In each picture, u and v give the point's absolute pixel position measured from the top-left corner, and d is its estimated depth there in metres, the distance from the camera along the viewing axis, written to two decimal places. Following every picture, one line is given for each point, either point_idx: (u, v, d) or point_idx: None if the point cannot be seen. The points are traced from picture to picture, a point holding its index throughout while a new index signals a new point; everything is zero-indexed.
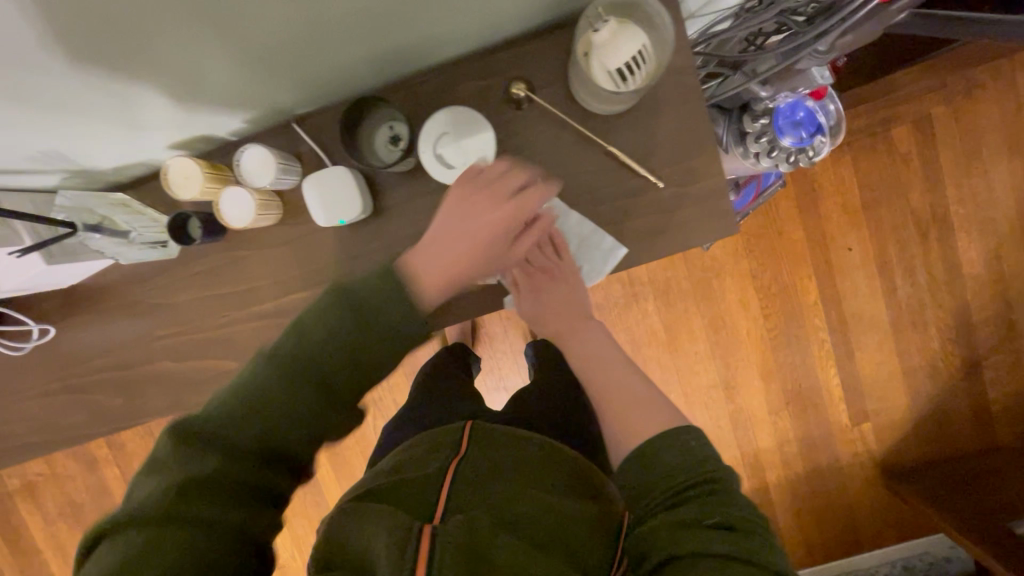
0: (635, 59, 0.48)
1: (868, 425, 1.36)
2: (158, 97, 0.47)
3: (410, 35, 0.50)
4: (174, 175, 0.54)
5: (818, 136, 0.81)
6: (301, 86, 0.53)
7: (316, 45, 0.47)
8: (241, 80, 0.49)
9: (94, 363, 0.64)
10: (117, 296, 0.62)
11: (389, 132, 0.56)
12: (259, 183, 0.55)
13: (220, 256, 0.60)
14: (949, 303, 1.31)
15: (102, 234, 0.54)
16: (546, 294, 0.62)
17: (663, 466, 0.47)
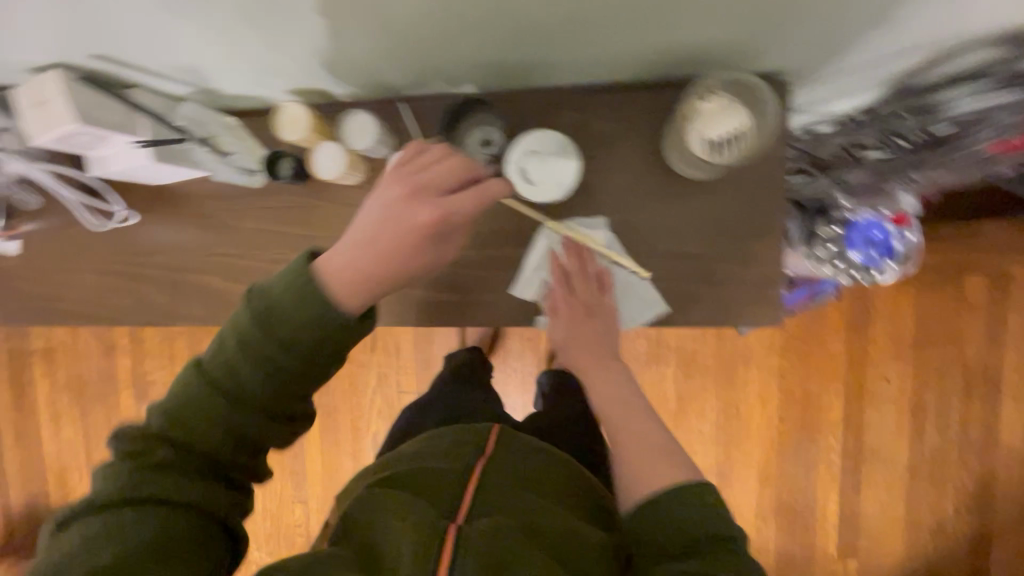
0: (733, 135, 0.50)
1: (854, 563, 1.31)
2: (296, 49, 0.50)
3: (535, 55, 0.53)
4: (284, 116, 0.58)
5: (886, 260, 0.81)
6: (421, 71, 0.56)
7: (448, 43, 0.51)
8: (372, 52, 0.52)
9: (154, 259, 0.69)
10: (194, 207, 0.67)
11: (483, 136, 0.59)
12: (353, 145, 0.58)
13: (297, 199, 0.64)
14: (975, 467, 1.25)
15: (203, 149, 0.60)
16: (579, 329, 0.59)
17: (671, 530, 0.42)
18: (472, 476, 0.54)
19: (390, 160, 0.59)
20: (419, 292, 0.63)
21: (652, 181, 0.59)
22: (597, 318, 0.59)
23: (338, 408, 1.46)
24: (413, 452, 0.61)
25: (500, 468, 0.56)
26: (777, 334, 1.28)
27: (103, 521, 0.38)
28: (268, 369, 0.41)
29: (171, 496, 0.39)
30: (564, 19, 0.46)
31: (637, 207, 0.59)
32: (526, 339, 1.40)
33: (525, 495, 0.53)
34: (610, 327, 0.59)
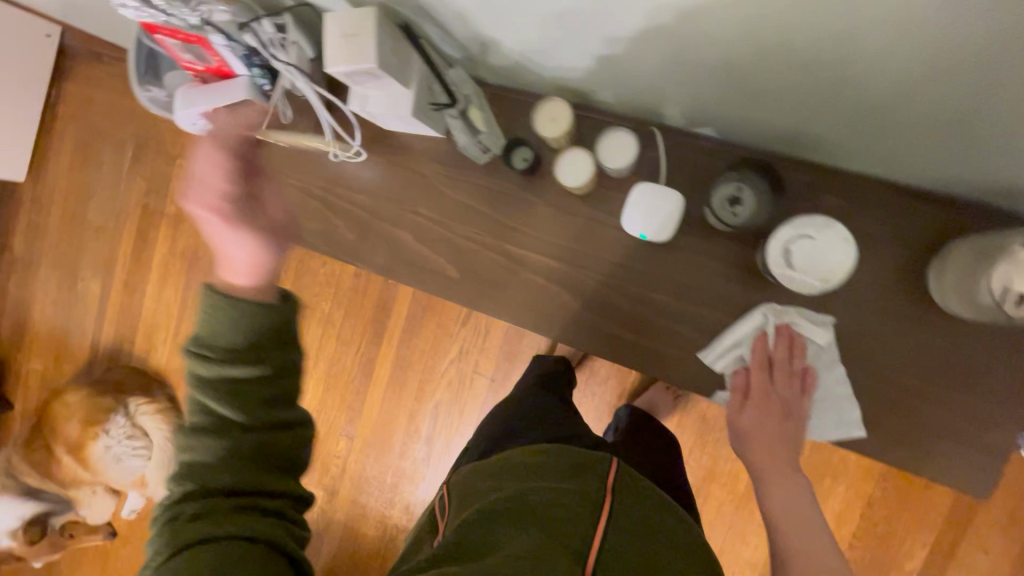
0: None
1: None
2: (618, 43, 0.49)
3: (849, 127, 0.49)
4: (544, 111, 0.57)
5: None
6: (711, 104, 0.54)
7: (765, 87, 0.48)
8: (685, 72, 0.50)
9: (357, 197, 0.70)
10: (412, 162, 0.67)
11: (733, 192, 0.54)
12: (604, 162, 0.57)
13: (516, 189, 0.63)
14: None
15: (458, 119, 0.60)
16: (765, 420, 0.55)
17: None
18: (603, 513, 0.49)
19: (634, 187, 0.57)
20: (604, 321, 0.61)
21: (903, 299, 0.53)
22: (787, 419, 0.55)
23: None
24: (539, 465, 0.57)
25: (626, 511, 0.51)
26: None
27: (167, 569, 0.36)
28: (238, 374, 0.40)
29: (214, 525, 0.38)
30: (931, 103, 0.42)
31: (873, 320, 0.54)
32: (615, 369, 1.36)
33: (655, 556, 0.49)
34: (795, 429, 0.55)
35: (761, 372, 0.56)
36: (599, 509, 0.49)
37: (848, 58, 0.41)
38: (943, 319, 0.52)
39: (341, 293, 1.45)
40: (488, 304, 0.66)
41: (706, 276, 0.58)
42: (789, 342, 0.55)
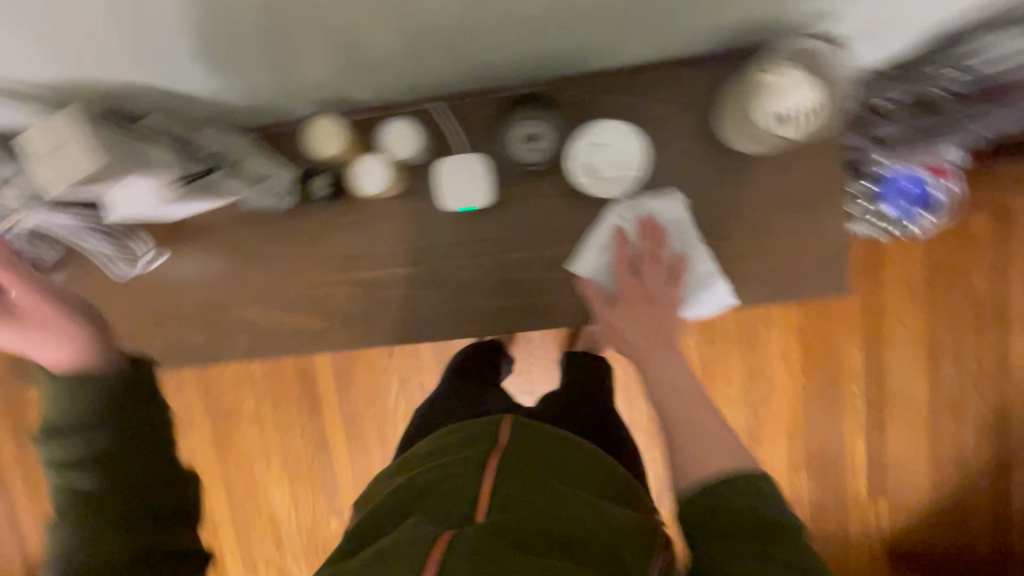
0: (796, 108, 0.49)
1: (883, 500, 1.40)
2: (348, 35, 0.47)
3: (597, 33, 0.50)
4: (316, 130, 0.54)
5: (921, 211, 0.81)
6: (471, 64, 0.53)
7: (495, 27, 0.48)
8: (429, 39, 0.49)
9: (185, 297, 0.65)
10: (222, 236, 0.63)
11: (525, 131, 0.55)
12: (394, 156, 0.56)
13: (335, 221, 0.61)
14: (994, 399, 1.33)
15: (234, 175, 0.56)
16: (641, 315, 0.57)
17: (721, 522, 0.44)
18: (489, 470, 0.53)
19: (433, 166, 0.56)
20: (477, 300, 0.61)
21: (709, 161, 0.57)
22: (658, 306, 0.57)
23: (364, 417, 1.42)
24: (462, 437, 0.60)
25: (523, 462, 0.54)
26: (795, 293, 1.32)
27: None
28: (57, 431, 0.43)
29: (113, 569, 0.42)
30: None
31: (700, 186, 0.57)
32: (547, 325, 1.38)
33: (549, 487, 0.52)
34: (671, 314, 0.58)
35: (627, 269, 0.57)
36: (483, 468, 0.53)
37: None
38: (754, 161, 0.56)
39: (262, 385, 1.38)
40: (365, 335, 0.64)
41: (544, 216, 0.59)
42: (647, 232, 0.57)
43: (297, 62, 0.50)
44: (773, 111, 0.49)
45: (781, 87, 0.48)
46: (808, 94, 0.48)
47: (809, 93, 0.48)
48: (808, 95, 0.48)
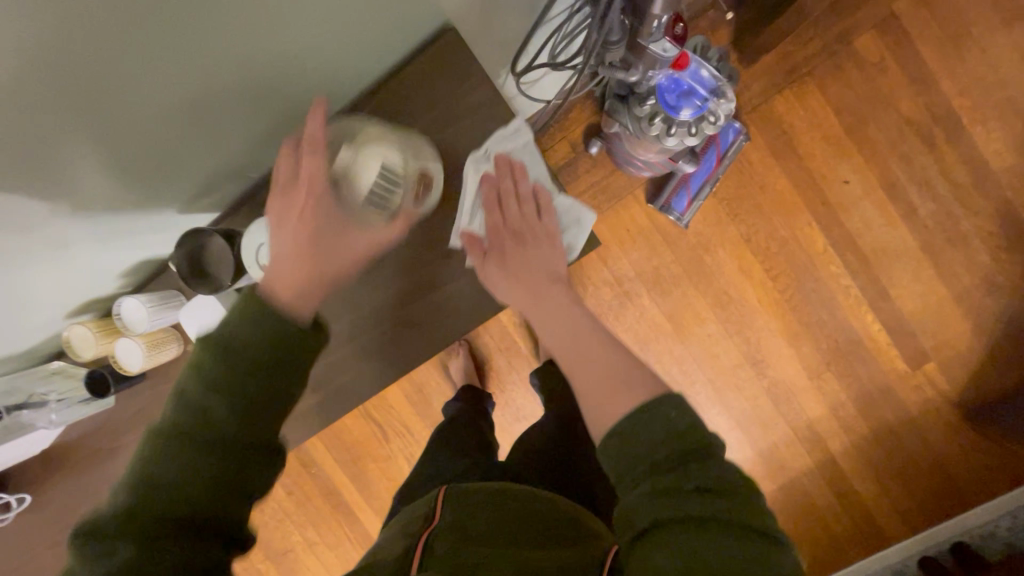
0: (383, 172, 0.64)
1: (932, 365, 1.25)
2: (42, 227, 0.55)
3: (223, 104, 0.58)
4: (73, 338, 0.61)
5: (714, 99, 0.76)
6: (155, 180, 0.61)
7: (180, 150, 0.60)
8: (103, 183, 0.56)
9: (79, 512, 0.71)
10: (81, 447, 0.70)
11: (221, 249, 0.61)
12: (141, 329, 0.61)
13: (149, 394, 0.68)
14: (988, 208, 1.18)
15: (26, 409, 0.61)
16: (511, 251, 0.72)
17: (641, 441, 0.51)
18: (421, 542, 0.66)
19: (183, 323, 0.63)
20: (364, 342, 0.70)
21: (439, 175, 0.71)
22: (528, 241, 0.73)
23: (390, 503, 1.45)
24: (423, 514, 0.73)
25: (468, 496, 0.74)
26: (717, 207, 1.25)
27: None
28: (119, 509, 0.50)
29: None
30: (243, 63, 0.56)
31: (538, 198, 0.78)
32: (506, 350, 1.38)
33: (503, 515, 0.72)
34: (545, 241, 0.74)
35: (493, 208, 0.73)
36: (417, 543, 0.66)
37: (175, 92, 0.53)
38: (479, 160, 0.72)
39: (296, 511, 1.49)
40: None
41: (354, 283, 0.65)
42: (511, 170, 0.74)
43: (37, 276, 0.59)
44: (365, 190, 0.63)
45: (356, 169, 0.62)
46: (379, 161, 0.63)
47: (381, 158, 0.63)
48: (382, 161, 0.63)
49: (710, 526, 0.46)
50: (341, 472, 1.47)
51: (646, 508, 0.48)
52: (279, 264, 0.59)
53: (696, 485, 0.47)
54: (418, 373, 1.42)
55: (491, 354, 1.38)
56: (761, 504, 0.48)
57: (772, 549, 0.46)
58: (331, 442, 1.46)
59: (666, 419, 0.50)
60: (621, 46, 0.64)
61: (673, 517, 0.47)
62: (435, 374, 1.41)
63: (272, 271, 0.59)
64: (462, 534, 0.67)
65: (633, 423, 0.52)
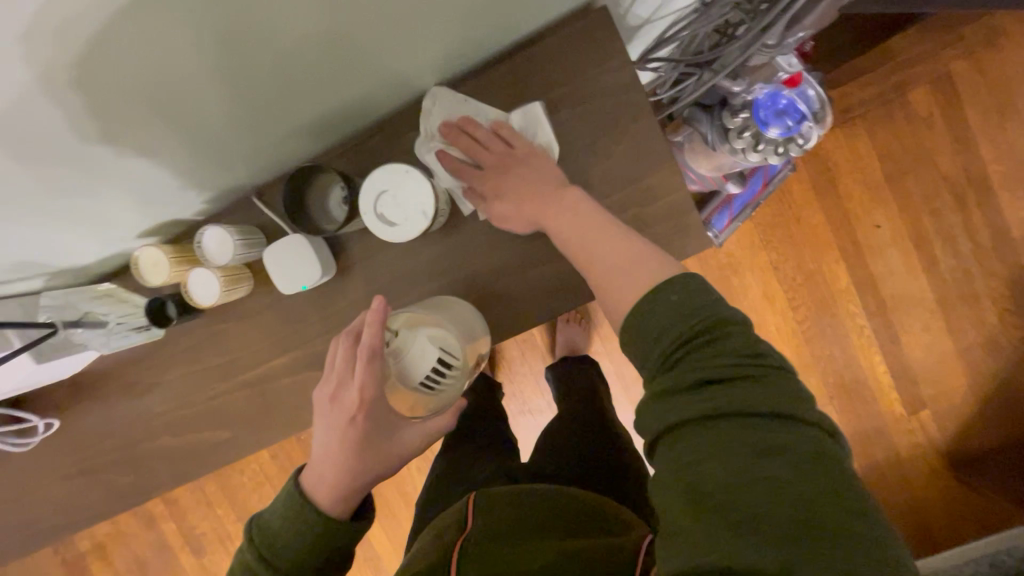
0: (441, 358, 0.58)
1: (926, 412, 1.31)
2: (139, 135, 0.52)
3: (358, 55, 0.54)
4: (144, 261, 0.59)
5: (805, 123, 0.77)
6: (268, 116, 0.58)
7: (284, 101, 0.56)
8: (217, 107, 0.53)
9: (103, 445, 0.68)
10: (117, 378, 0.66)
11: (339, 193, 0.60)
12: (220, 261, 0.58)
13: (203, 331, 0.64)
14: (1003, 272, 1.24)
15: (81, 327, 0.59)
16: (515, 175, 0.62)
17: (650, 329, 0.50)
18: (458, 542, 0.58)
19: (264, 258, 0.60)
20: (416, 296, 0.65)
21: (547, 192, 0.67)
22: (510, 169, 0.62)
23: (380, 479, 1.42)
24: (453, 520, 0.64)
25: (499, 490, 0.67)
26: (753, 231, 1.28)
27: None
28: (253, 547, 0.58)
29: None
30: (379, 34, 0.52)
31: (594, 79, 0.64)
32: (521, 341, 1.37)
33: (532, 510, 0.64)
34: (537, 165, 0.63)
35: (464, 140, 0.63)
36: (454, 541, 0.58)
37: (299, 43, 0.49)
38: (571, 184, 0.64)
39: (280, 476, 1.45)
40: (269, 431, 0.66)
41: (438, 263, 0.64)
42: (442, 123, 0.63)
43: (106, 180, 0.56)
44: (419, 379, 0.57)
45: (414, 357, 0.57)
46: (436, 345, 0.58)
47: (440, 347, 0.57)
48: (440, 348, 0.57)
49: (724, 413, 0.45)
50: None
51: (662, 407, 0.48)
52: (331, 453, 0.59)
53: (703, 376, 0.46)
54: None
55: (507, 343, 1.37)
56: (784, 385, 0.46)
57: (792, 427, 0.44)
58: None
59: (692, 291, 0.50)
60: (764, 56, 0.67)
61: (688, 410, 0.46)
62: None
63: (323, 466, 0.60)
64: (492, 534, 0.59)
65: (660, 303, 0.50)
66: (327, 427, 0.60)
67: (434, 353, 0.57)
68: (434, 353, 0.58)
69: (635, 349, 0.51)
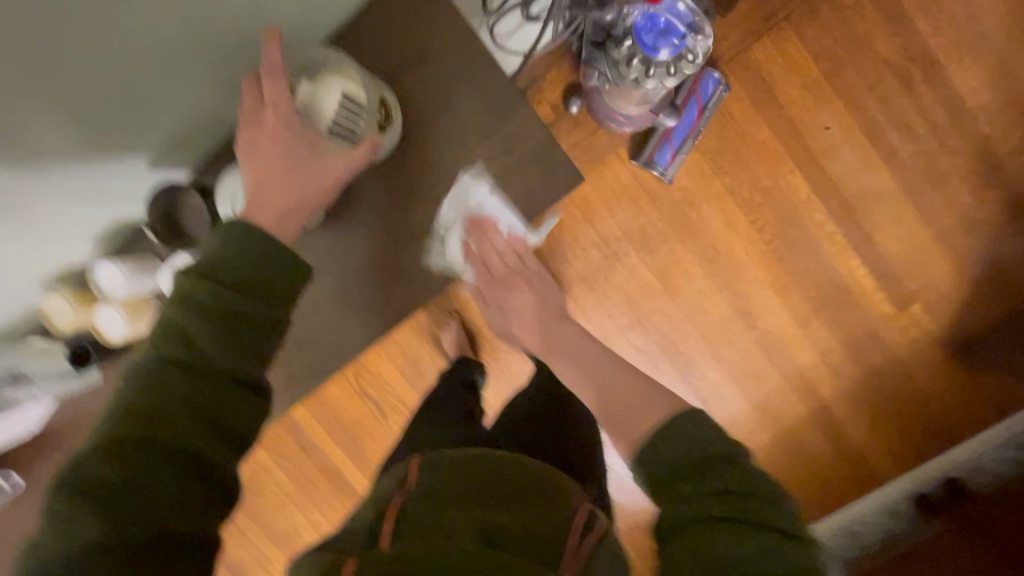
0: (347, 98, 0.65)
1: (918, 305, 1.27)
2: (11, 177, 0.59)
3: (172, 44, 0.61)
4: (51, 310, 0.68)
5: (690, 36, 0.77)
6: (119, 126, 0.65)
7: (134, 107, 0.64)
8: (61, 137, 0.60)
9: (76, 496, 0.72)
10: (74, 426, 0.73)
11: (193, 205, 0.68)
12: (118, 295, 0.67)
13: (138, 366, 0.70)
14: (967, 145, 1.19)
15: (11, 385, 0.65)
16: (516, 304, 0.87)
17: (664, 450, 0.55)
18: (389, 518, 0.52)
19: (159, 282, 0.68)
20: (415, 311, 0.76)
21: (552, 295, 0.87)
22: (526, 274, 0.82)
23: None
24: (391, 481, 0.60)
25: (445, 460, 0.60)
26: (699, 160, 1.25)
27: (143, 435, 0.50)
28: (147, 376, 0.52)
29: (171, 432, 0.51)
30: (182, 20, 0.60)
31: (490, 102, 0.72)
32: None
33: (480, 483, 0.57)
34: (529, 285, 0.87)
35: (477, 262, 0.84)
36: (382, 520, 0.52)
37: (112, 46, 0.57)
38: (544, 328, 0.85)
39: (297, 494, 1.48)
40: None
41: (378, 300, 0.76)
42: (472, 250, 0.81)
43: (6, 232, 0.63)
44: (330, 118, 0.65)
45: (322, 98, 0.64)
46: (339, 87, 0.65)
47: (342, 87, 0.65)
48: (342, 88, 0.65)
49: (734, 525, 0.48)
50: (341, 452, 1.46)
51: (680, 510, 0.51)
52: (261, 190, 0.62)
53: (705, 489, 0.51)
54: (409, 349, 1.40)
55: (483, 324, 1.37)
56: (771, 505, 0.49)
57: (783, 545, 0.47)
58: (329, 423, 1.44)
59: (694, 428, 0.55)
60: None
61: (695, 518, 0.50)
62: (428, 348, 1.39)
63: (256, 199, 0.62)
64: (434, 497, 0.54)
65: (673, 432, 0.56)
66: (255, 164, 0.63)
67: (341, 98, 0.65)
68: (340, 94, 0.65)
69: (654, 475, 0.55)
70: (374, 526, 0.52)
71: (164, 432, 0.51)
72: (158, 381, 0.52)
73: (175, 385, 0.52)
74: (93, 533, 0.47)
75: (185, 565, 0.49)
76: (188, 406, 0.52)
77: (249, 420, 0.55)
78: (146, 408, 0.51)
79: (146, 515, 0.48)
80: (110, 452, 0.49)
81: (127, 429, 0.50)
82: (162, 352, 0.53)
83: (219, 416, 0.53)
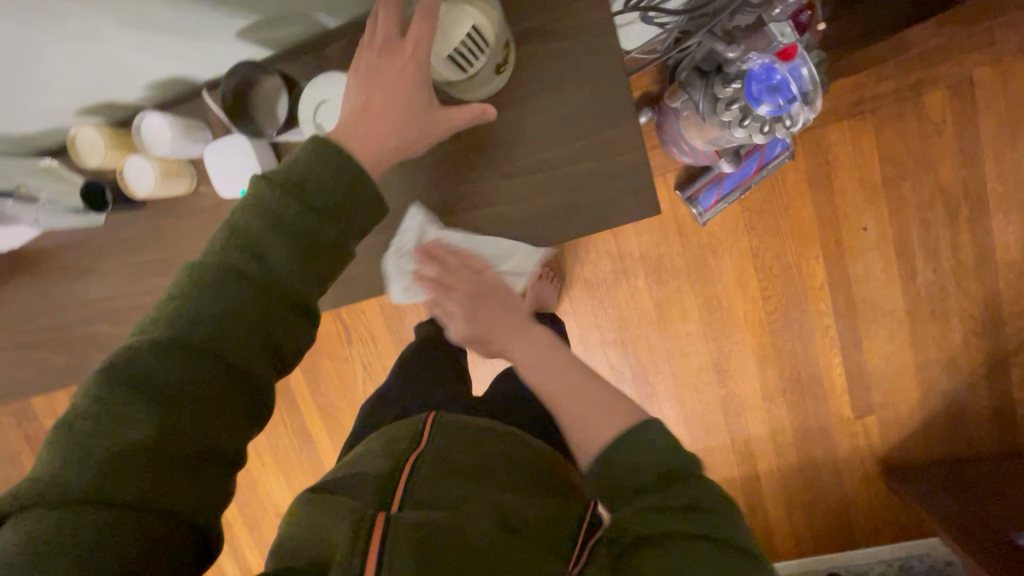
0: (472, 36, 0.62)
1: (873, 419, 1.33)
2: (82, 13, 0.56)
3: None
4: (82, 142, 0.66)
5: (796, 103, 0.76)
6: None
7: None
8: None
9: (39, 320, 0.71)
10: (59, 260, 0.71)
11: (275, 93, 0.66)
12: (157, 152, 0.64)
13: (148, 224, 0.69)
14: (977, 293, 1.24)
15: (13, 199, 0.64)
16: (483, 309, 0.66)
17: (617, 471, 0.50)
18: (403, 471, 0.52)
19: (205, 156, 0.66)
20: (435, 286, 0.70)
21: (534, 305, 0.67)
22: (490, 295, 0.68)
23: (334, 403, 1.45)
24: (403, 433, 0.60)
25: (455, 429, 0.60)
26: (738, 214, 1.25)
27: (203, 337, 0.48)
28: (220, 275, 0.50)
29: (235, 338, 0.50)
30: None
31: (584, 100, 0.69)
32: None
33: (485, 460, 0.57)
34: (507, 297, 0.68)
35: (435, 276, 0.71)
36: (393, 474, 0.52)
37: None
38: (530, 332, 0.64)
39: None
40: None
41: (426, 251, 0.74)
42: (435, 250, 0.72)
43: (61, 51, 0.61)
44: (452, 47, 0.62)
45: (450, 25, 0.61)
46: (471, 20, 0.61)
47: (473, 17, 0.61)
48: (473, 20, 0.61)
49: (702, 541, 0.46)
50: None
51: (637, 524, 0.47)
52: (360, 111, 0.61)
53: (666, 507, 0.47)
54: None
55: None
56: (726, 517, 0.48)
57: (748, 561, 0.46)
58: None
59: (652, 442, 0.49)
60: None
61: (648, 535, 0.46)
62: None
63: (360, 115, 0.61)
64: (446, 468, 0.53)
65: (623, 450, 0.50)
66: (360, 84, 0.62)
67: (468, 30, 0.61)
68: (470, 26, 0.61)
69: (607, 487, 0.50)
70: (384, 477, 0.52)
71: (226, 340, 0.49)
72: (230, 287, 0.50)
73: (247, 291, 0.51)
74: (137, 434, 0.44)
75: (209, 470, 0.48)
76: (251, 318, 0.50)
77: (300, 335, 0.54)
78: (211, 316, 0.49)
79: (189, 416, 0.47)
80: (166, 344, 0.47)
81: (185, 326, 0.48)
82: (230, 258, 0.51)
83: (281, 334, 0.53)
